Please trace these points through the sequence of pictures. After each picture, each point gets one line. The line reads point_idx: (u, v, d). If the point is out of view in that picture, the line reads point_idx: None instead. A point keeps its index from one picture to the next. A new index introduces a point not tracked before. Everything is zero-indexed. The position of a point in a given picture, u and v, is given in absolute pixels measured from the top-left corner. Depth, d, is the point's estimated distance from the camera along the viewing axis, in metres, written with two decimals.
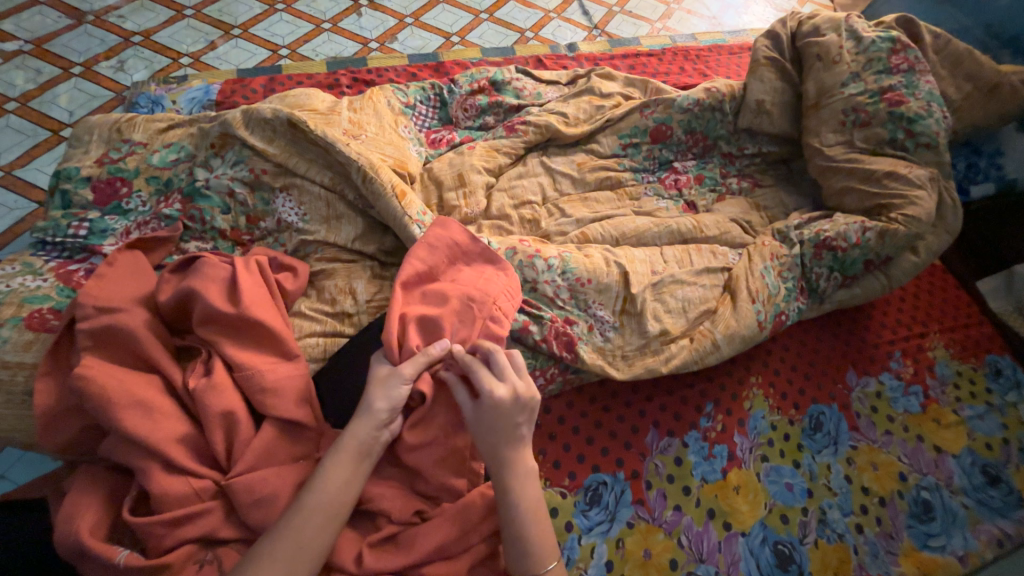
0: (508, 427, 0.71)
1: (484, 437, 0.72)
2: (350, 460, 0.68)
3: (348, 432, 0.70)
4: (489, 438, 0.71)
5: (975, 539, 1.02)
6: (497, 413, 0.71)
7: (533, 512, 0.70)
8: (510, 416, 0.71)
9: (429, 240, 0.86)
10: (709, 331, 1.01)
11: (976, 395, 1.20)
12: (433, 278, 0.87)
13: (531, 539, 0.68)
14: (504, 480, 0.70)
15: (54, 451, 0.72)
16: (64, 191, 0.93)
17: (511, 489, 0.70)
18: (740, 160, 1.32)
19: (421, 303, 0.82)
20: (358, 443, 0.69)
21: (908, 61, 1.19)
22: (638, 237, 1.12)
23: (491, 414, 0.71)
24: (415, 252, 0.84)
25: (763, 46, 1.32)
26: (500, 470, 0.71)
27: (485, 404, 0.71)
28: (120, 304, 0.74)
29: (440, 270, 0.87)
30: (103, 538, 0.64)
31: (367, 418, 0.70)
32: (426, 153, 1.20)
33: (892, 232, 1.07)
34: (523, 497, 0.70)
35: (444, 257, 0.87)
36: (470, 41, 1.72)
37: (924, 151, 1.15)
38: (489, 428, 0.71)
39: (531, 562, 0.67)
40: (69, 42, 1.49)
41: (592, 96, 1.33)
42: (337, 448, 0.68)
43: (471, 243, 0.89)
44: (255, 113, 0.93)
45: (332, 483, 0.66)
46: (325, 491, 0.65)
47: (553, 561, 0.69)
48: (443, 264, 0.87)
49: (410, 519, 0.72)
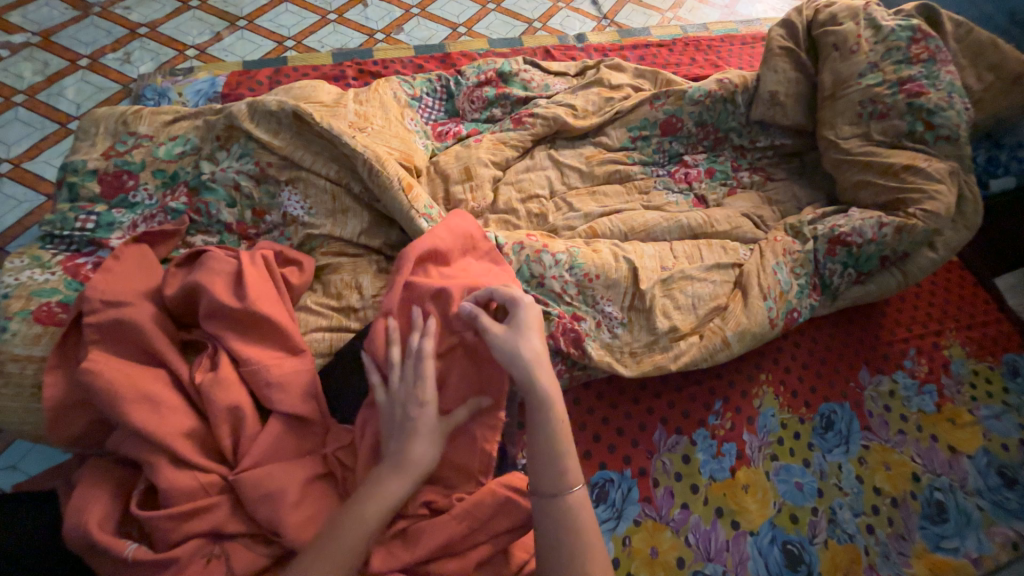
0: (538, 341, 0.73)
1: (513, 351, 0.70)
2: (380, 511, 0.65)
3: (380, 479, 0.67)
4: (520, 351, 0.70)
5: (989, 542, 1.01)
6: (531, 325, 0.73)
7: (562, 425, 0.69)
8: (539, 331, 0.74)
9: (450, 226, 0.86)
10: (719, 328, 0.99)
11: (992, 395, 1.17)
12: (446, 265, 0.85)
13: (561, 451, 0.68)
14: (536, 388, 0.69)
15: (63, 444, 0.72)
16: (71, 184, 0.93)
17: (542, 400, 0.69)
18: (752, 154, 1.29)
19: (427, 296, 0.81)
20: (396, 495, 0.66)
21: (928, 50, 1.15)
22: (647, 232, 1.10)
23: (527, 323, 0.73)
24: (436, 233, 0.84)
25: (778, 35, 1.28)
26: (531, 378, 0.69)
27: (514, 321, 0.73)
28: (127, 298, 0.74)
29: (451, 258, 0.85)
30: (112, 532, 0.64)
31: (407, 469, 0.68)
32: (433, 146, 1.18)
33: (910, 228, 1.05)
34: (552, 411, 0.69)
35: (459, 245, 0.86)
36: (477, 32, 1.70)
37: (944, 144, 1.12)
38: (520, 342, 0.71)
39: (562, 477, 0.66)
40: (75, 34, 1.49)
41: (601, 87, 1.30)
42: (370, 497, 0.66)
43: (483, 239, 0.89)
44: (260, 105, 0.92)
45: (364, 527, 0.63)
46: (356, 534, 0.63)
47: (579, 484, 0.67)
48: (456, 253, 0.86)
49: (417, 512, 0.71)
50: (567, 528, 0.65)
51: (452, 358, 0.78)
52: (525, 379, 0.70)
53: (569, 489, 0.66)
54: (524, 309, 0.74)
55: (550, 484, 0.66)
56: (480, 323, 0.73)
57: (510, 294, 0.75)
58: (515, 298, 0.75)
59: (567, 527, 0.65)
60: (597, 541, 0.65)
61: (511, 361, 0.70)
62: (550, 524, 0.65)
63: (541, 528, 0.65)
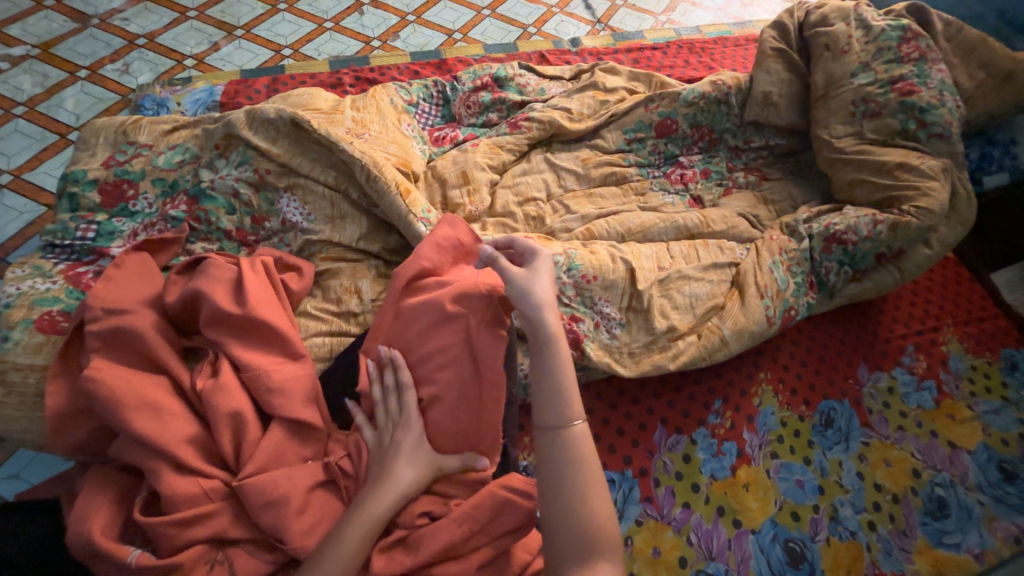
0: (551, 288, 0.74)
1: (525, 292, 0.72)
2: (362, 531, 0.66)
3: (364, 499, 0.69)
4: (533, 292, 0.72)
5: (990, 537, 1.01)
6: (544, 271, 0.75)
7: (566, 363, 0.70)
8: (552, 279, 0.75)
9: (436, 240, 0.85)
10: (717, 327, 0.99)
11: (990, 390, 1.17)
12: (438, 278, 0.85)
13: (564, 386, 0.68)
14: (542, 326, 0.70)
15: (65, 452, 0.72)
16: (72, 195, 0.94)
17: (548, 338, 0.70)
18: (747, 154, 1.30)
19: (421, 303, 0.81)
20: (377, 515, 0.67)
21: (919, 49, 1.16)
22: (644, 233, 1.11)
23: (541, 270, 0.75)
24: (422, 250, 0.83)
25: (770, 37, 1.29)
26: (537, 315, 0.70)
27: (530, 268, 0.75)
28: (128, 306, 0.74)
29: (444, 269, 0.85)
30: (114, 539, 0.65)
31: (389, 489, 0.69)
32: (430, 151, 1.19)
33: (905, 224, 1.06)
34: (556, 349, 0.70)
35: (450, 257, 0.86)
36: (473, 38, 1.71)
37: (937, 142, 1.13)
38: (535, 285, 0.72)
39: (563, 414, 0.66)
40: (75, 46, 1.50)
41: (596, 90, 1.32)
42: (353, 517, 0.67)
43: (476, 244, 0.88)
44: (258, 113, 0.93)
45: (348, 549, 0.64)
46: (341, 556, 0.64)
47: (580, 420, 0.67)
48: (448, 264, 0.85)
49: (419, 518, 0.71)
50: (565, 460, 0.65)
51: (447, 379, 0.77)
52: (533, 317, 0.71)
53: (570, 423, 0.66)
54: (541, 260, 0.76)
55: (550, 416, 0.67)
56: (498, 264, 0.75)
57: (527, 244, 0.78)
58: (534, 249, 0.77)
59: (565, 461, 0.65)
60: (594, 475, 0.65)
61: (522, 299, 0.72)
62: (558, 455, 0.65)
63: (541, 461, 0.66)
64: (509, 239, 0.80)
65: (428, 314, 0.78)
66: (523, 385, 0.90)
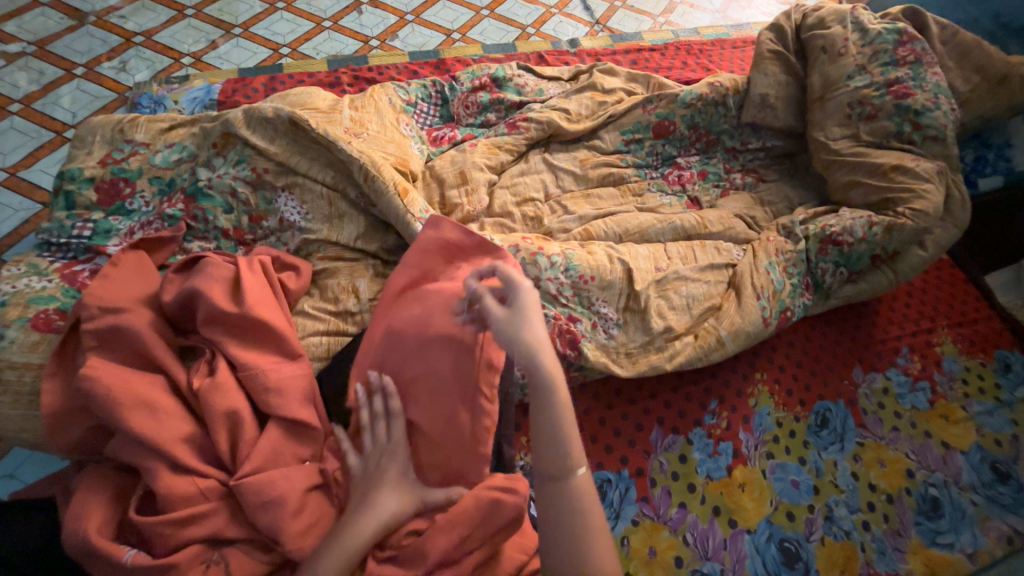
0: (542, 327, 0.68)
1: (514, 336, 0.66)
2: (342, 556, 0.65)
3: (347, 521, 0.68)
4: (523, 336, 0.66)
5: (984, 537, 1.02)
6: (530, 309, 0.68)
7: (565, 411, 0.66)
8: (540, 315, 0.69)
9: (421, 245, 0.83)
10: (714, 327, 1.00)
11: (984, 391, 1.18)
12: (432, 280, 0.84)
13: (564, 436, 0.65)
14: (536, 374, 0.66)
15: (61, 451, 0.72)
16: (68, 193, 0.93)
17: (544, 386, 0.65)
18: (744, 155, 1.31)
19: (418, 304, 0.81)
20: (355, 543, 0.66)
21: (914, 52, 1.17)
22: (642, 234, 1.11)
23: (525, 308, 0.68)
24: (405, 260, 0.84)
25: (767, 39, 1.30)
26: (529, 363, 0.66)
27: (517, 306, 0.68)
28: (124, 305, 0.74)
29: (437, 270, 0.83)
30: (110, 538, 0.64)
31: (371, 514, 0.68)
32: (428, 151, 1.20)
33: (900, 226, 1.06)
34: (554, 396, 0.66)
35: (439, 259, 0.83)
36: (472, 38, 1.72)
37: (932, 144, 1.14)
38: (523, 327, 0.66)
39: (564, 462, 0.64)
40: (71, 43, 1.49)
41: (594, 91, 1.32)
42: (334, 541, 0.66)
43: (465, 239, 0.82)
44: (256, 112, 0.93)
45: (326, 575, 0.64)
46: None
47: (582, 467, 0.65)
48: (441, 265, 0.84)
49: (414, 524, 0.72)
50: (570, 511, 0.63)
51: (437, 405, 0.77)
52: (525, 364, 0.66)
53: (573, 472, 0.65)
54: (528, 294, 0.68)
55: (552, 468, 0.65)
56: (483, 303, 0.69)
57: (508, 275, 0.69)
58: (517, 280, 0.69)
59: (569, 513, 0.63)
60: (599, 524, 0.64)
61: (512, 345, 0.66)
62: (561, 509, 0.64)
63: (544, 512, 0.65)
64: (491, 266, 0.72)
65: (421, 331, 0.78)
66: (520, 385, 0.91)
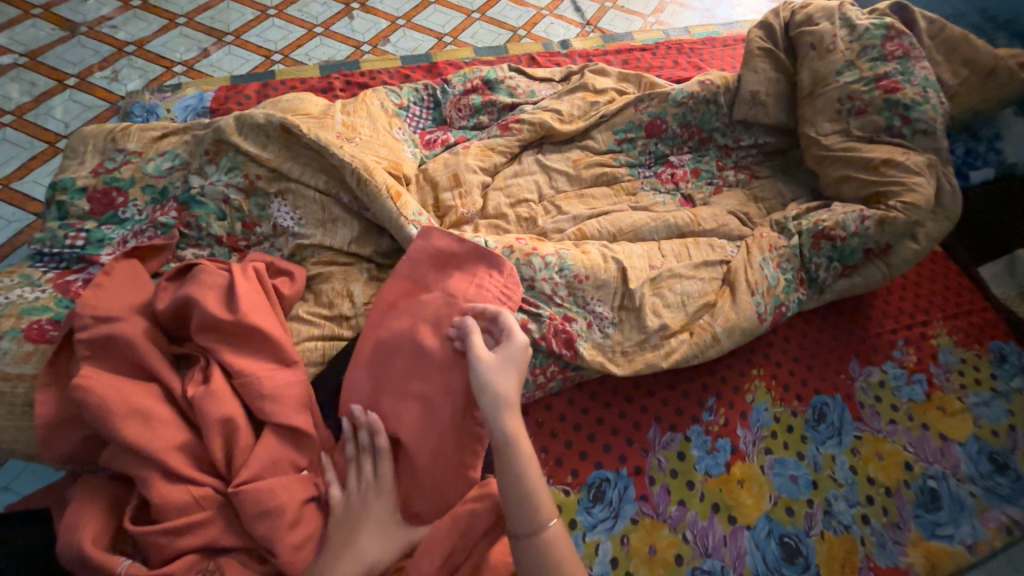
0: (519, 379, 0.75)
1: (488, 380, 0.72)
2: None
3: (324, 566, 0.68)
4: (496, 381, 0.73)
5: (983, 528, 1.02)
6: (515, 360, 0.75)
7: (530, 460, 0.70)
8: (521, 367, 0.75)
9: (411, 256, 0.85)
10: (709, 324, 1.00)
11: (980, 382, 1.19)
12: (424, 288, 0.85)
13: (532, 486, 0.68)
14: (501, 427, 0.71)
15: (55, 461, 0.71)
16: (61, 203, 0.93)
17: (509, 435, 0.70)
18: (736, 152, 1.31)
19: (409, 315, 0.82)
20: None
21: (902, 47, 1.18)
22: (636, 233, 1.11)
23: (507, 359, 0.74)
24: (397, 270, 0.85)
25: (756, 37, 1.31)
26: (498, 414, 0.71)
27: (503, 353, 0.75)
28: (117, 314, 0.74)
29: (428, 279, 0.85)
30: (105, 548, 0.64)
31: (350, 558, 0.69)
32: (421, 154, 1.20)
33: (891, 220, 1.07)
34: (518, 446, 0.70)
35: (429, 267, 0.85)
36: (463, 41, 1.72)
37: (921, 137, 1.14)
38: (502, 373, 0.73)
39: (534, 511, 0.67)
40: (63, 54, 1.49)
41: (586, 92, 1.33)
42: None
43: (457, 246, 0.85)
44: (247, 118, 0.93)
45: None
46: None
47: (553, 518, 0.68)
48: (431, 274, 0.85)
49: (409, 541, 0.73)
50: (542, 564, 0.64)
51: (429, 424, 0.76)
52: (493, 410, 0.71)
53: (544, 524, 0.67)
54: (520, 345, 0.76)
55: (523, 522, 0.67)
56: (471, 341, 0.76)
57: (509, 326, 0.77)
58: (513, 331, 0.77)
59: (544, 565, 0.65)
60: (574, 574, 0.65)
61: (483, 389, 0.72)
62: (537, 561, 0.65)
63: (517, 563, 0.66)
64: (493, 312, 0.79)
65: (414, 343, 0.79)
66: None
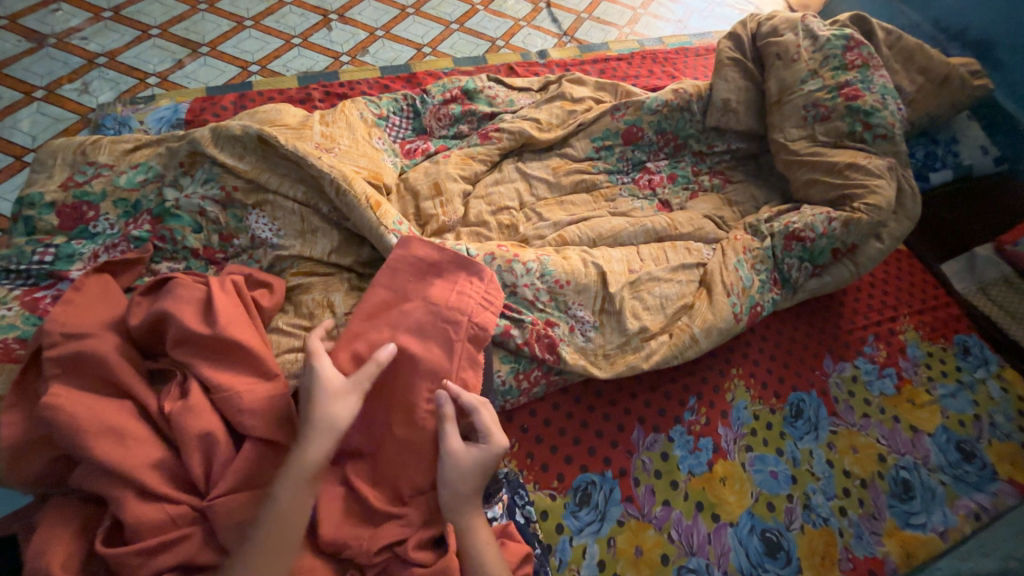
0: (488, 475, 0.75)
1: (453, 477, 0.72)
2: (303, 474, 0.68)
3: (322, 413, 0.71)
4: (462, 480, 0.73)
5: (953, 515, 1.06)
6: (482, 458, 0.74)
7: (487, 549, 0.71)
8: (490, 463, 0.74)
9: (390, 265, 0.85)
10: (687, 325, 1.02)
11: (947, 374, 1.24)
12: (403, 300, 0.84)
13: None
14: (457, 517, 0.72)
15: (22, 485, 0.69)
16: (28, 218, 0.91)
17: (468, 532, 0.71)
18: (710, 158, 1.36)
19: (389, 326, 0.81)
20: (318, 411, 0.71)
21: (862, 57, 1.23)
22: (615, 237, 1.13)
23: (476, 456, 0.73)
24: (377, 280, 0.84)
25: (726, 47, 1.35)
26: (455, 506, 0.72)
27: (476, 449, 0.74)
28: (89, 330, 0.72)
29: (409, 289, 0.84)
30: (76, 573, 0.62)
31: (348, 399, 0.73)
32: (401, 164, 1.21)
33: (856, 221, 1.11)
34: (473, 536, 0.71)
35: (409, 278, 0.85)
36: (442, 52, 1.74)
37: (882, 142, 1.20)
38: (472, 470, 0.73)
39: None
40: (30, 66, 1.46)
41: (564, 101, 1.35)
42: (316, 433, 0.70)
43: (441, 255, 0.85)
44: (223, 130, 0.92)
45: (312, 462, 0.69)
46: (298, 475, 0.68)
47: None
48: (410, 284, 0.84)
49: (384, 555, 0.71)
50: None
51: (414, 432, 0.75)
52: (453, 506, 0.72)
53: None
54: (496, 445, 0.74)
55: None
56: (444, 430, 0.74)
57: (489, 425, 0.75)
58: (491, 429, 0.75)
59: None
60: None
61: (447, 484, 0.72)
62: None
63: None
64: (471, 403, 0.76)
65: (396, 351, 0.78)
66: (501, 392, 0.95)
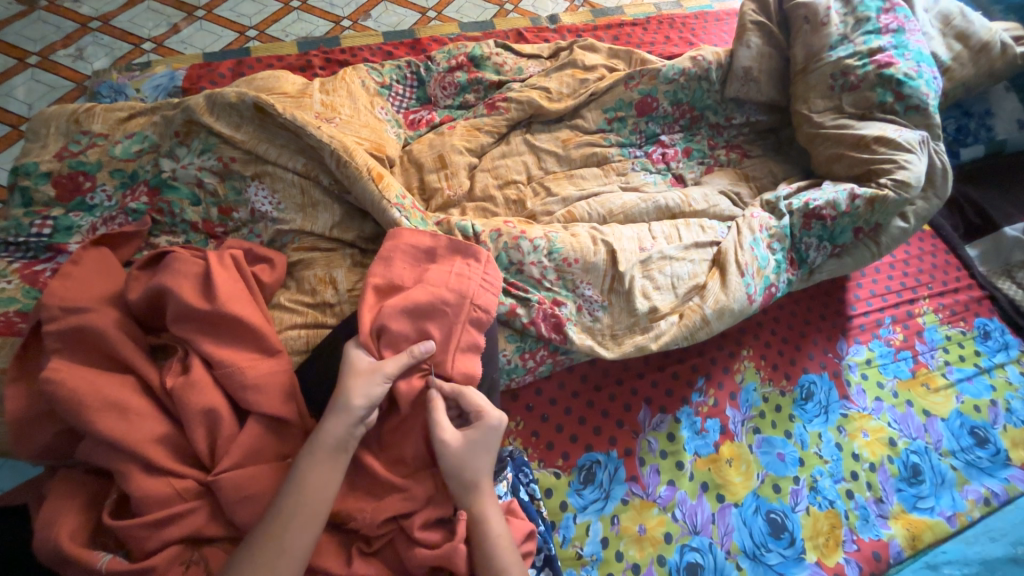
0: (491, 456, 0.74)
1: (459, 463, 0.71)
2: (323, 449, 0.68)
3: (340, 391, 0.71)
4: (465, 466, 0.71)
5: (962, 499, 1.05)
6: (487, 443, 0.73)
7: (501, 535, 0.70)
8: (490, 444, 0.73)
9: (384, 255, 0.81)
10: (699, 306, 0.99)
11: (965, 359, 1.20)
12: (400, 288, 0.80)
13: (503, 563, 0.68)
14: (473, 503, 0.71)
15: (29, 457, 0.69)
16: (23, 188, 0.89)
17: (480, 518, 0.70)
18: (728, 131, 1.30)
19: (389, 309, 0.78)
20: (348, 394, 0.70)
21: (898, 19, 1.16)
22: (626, 214, 1.09)
23: (480, 441, 0.72)
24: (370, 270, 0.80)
25: (750, 10, 1.27)
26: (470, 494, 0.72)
27: (470, 431, 0.73)
28: (88, 304, 0.71)
29: (404, 278, 0.80)
30: (85, 543, 0.63)
31: (359, 375, 0.71)
32: (405, 135, 1.16)
33: (882, 199, 1.06)
34: (487, 523, 0.70)
35: (408, 263, 0.82)
36: (448, 16, 1.65)
37: (913, 114, 1.13)
38: (477, 455, 0.72)
39: None
40: (21, 31, 1.41)
41: (575, 68, 1.28)
42: (334, 409, 0.69)
43: (436, 241, 0.83)
44: (218, 97, 0.88)
45: (332, 435, 0.68)
46: (318, 447, 0.68)
47: None
48: (408, 270, 0.81)
49: (388, 530, 0.72)
50: None
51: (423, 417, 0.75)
52: (462, 491, 0.72)
53: None
54: (492, 420, 0.73)
55: None
56: (435, 423, 0.72)
57: (479, 405, 0.74)
58: (482, 408, 0.74)
59: None
60: None
61: (453, 471, 0.71)
62: None
63: None
64: (452, 390, 0.75)
65: (391, 331, 0.75)
66: (506, 371, 0.94)
